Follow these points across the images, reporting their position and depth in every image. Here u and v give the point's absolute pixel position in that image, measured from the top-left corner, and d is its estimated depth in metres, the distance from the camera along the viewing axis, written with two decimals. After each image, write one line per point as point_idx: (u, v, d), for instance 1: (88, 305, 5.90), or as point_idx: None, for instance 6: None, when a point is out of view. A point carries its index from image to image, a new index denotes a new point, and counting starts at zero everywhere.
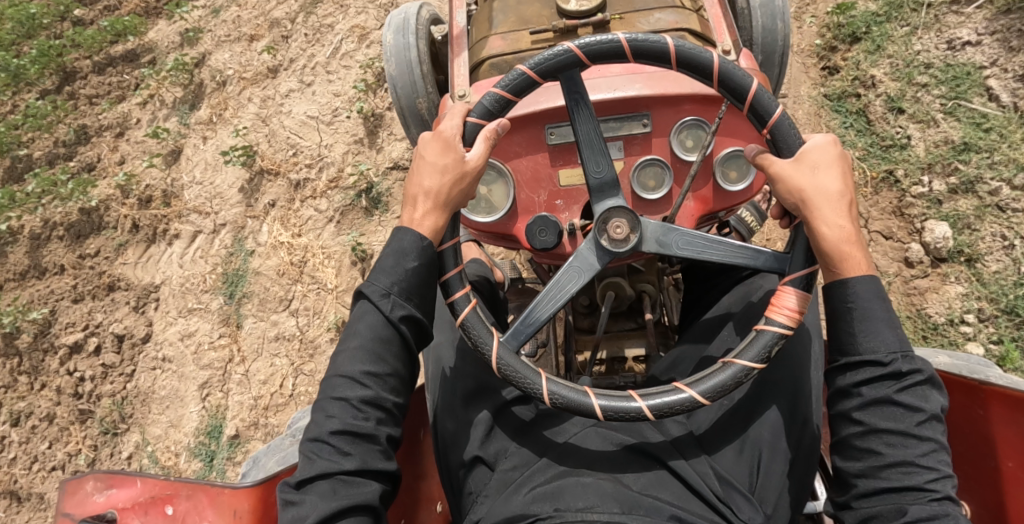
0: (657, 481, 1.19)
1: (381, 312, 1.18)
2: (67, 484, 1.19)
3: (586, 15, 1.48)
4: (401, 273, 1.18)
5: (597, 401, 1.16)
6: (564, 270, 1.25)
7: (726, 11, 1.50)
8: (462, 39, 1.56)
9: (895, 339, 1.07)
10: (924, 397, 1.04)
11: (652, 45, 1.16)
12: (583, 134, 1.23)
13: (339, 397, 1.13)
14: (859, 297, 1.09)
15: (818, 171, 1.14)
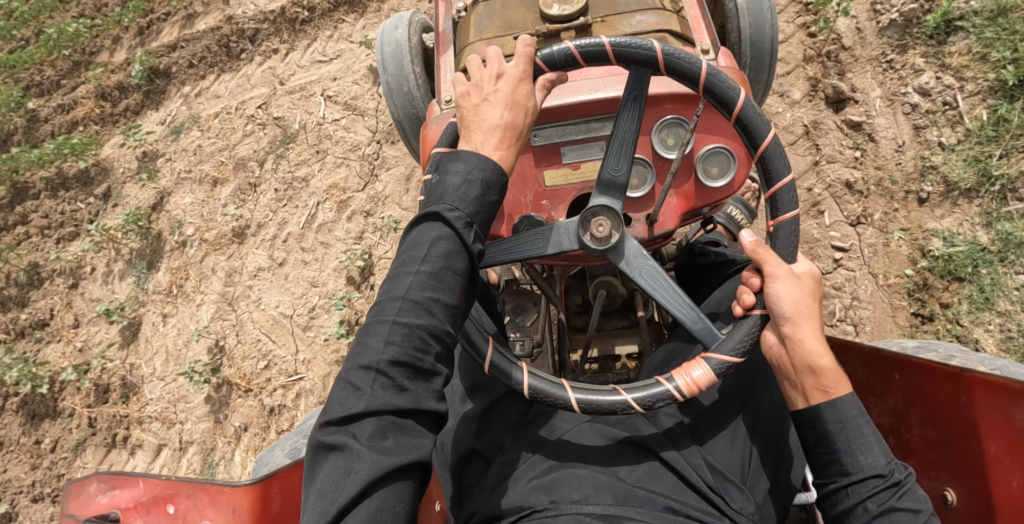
0: (650, 473, 1.23)
1: (445, 236, 1.10)
2: (71, 485, 1.23)
3: (569, 19, 1.52)
4: (478, 202, 1.12)
5: (575, 395, 1.21)
6: (542, 230, 1.28)
7: (704, 11, 1.57)
8: (447, 36, 1.68)
9: (883, 454, 1.12)
10: (917, 499, 1.09)
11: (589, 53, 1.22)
12: (620, 129, 1.26)
13: (401, 322, 1.06)
14: (848, 415, 1.14)
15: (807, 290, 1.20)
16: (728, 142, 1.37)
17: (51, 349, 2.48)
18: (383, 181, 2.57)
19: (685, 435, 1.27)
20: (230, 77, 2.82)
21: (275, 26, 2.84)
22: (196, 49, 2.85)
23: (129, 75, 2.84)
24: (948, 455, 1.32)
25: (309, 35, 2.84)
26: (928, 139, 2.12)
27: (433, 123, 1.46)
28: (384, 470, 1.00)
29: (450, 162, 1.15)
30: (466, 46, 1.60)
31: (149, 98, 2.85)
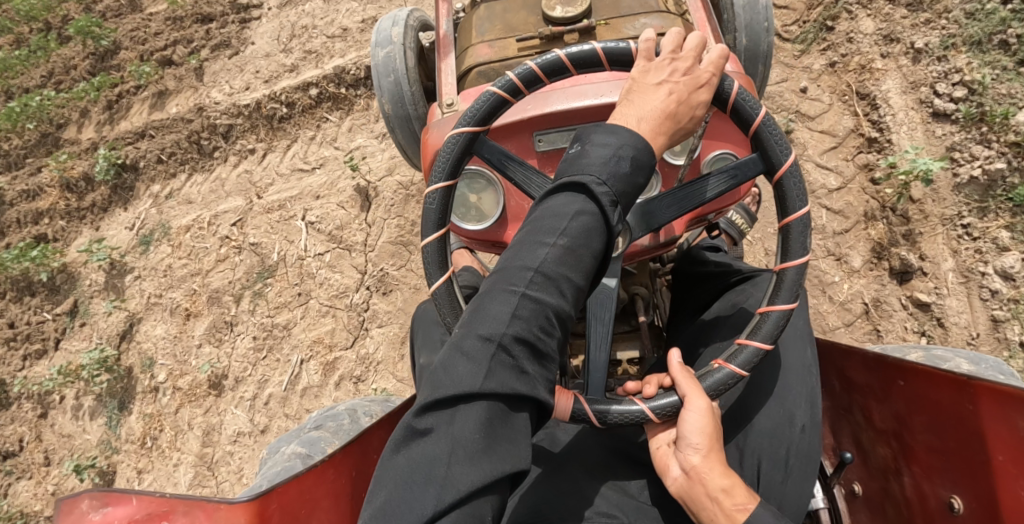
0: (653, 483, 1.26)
1: (585, 211, 1.05)
2: (62, 502, 1.19)
3: (572, 21, 1.49)
4: (627, 181, 1.06)
5: (644, 405, 1.18)
6: None
7: (709, 16, 1.53)
8: (448, 46, 1.60)
9: None
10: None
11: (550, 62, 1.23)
12: (709, 181, 1.23)
13: (530, 296, 1.01)
14: None
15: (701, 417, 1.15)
16: (735, 148, 1.36)
17: (20, 487, 2.42)
18: (375, 339, 2.36)
19: None
20: (202, 177, 2.70)
21: (251, 123, 2.71)
22: (164, 143, 2.71)
23: (92, 165, 2.74)
24: (955, 464, 1.31)
25: (290, 135, 2.71)
26: (1007, 337, 1.91)
27: (434, 126, 1.43)
28: (482, 460, 0.95)
29: (596, 133, 1.09)
30: (467, 49, 1.57)
31: (116, 191, 2.74)
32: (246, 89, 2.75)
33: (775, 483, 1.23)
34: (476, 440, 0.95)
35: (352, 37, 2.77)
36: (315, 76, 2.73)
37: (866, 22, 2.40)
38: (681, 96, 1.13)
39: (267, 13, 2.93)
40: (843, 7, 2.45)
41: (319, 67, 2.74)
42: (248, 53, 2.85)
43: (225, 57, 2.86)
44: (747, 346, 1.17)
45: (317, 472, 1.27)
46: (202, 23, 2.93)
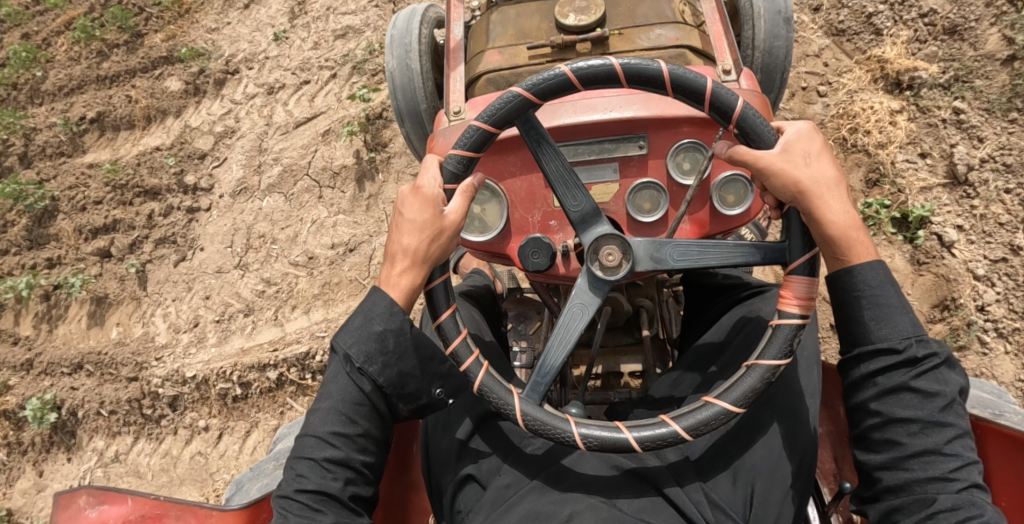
0: (651, 507, 1.20)
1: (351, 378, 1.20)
2: (60, 497, 1.23)
3: (585, 30, 1.46)
4: (368, 333, 1.19)
5: (631, 435, 1.15)
6: (568, 310, 1.22)
7: (727, 27, 1.48)
8: (459, 53, 1.54)
9: (908, 324, 1.09)
10: (940, 380, 1.06)
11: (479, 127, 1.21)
12: (552, 172, 1.23)
13: (307, 457, 1.16)
14: (866, 283, 1.11)
15: (805, 162, 1.13)
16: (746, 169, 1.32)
17: None
18: None
19: (691, 471, 1.23)
20: (150, 447, 2.40)
21: (200, 393, 2.39)
22: (104, 397, 2.40)
23: (28, 399, 2.44)
24: None
25: (248, 418, 2.36)
26: None
27: (440, 135, 1.40)
28: None
29: (354, 316, 1.21)
30: (478, 53, 1.55)
31: (57, 433, 2.46)
32: (192, 352, 2.45)
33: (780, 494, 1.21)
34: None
35: (318, 270, 2.50)
36: (272, 335, 2.44)
37: (1004, 363, 1.90)
38: (420, 218, 1.20)
39: (217, 203, 2.70)
40: (976, 335, 1.93)
41: (278, 327, 2.45)
42: (197, 262, 2.62)
43: (170, 264, 2.62)
44: (716, 404, 1.16)
45: None
46: (150, 200, 2.71)
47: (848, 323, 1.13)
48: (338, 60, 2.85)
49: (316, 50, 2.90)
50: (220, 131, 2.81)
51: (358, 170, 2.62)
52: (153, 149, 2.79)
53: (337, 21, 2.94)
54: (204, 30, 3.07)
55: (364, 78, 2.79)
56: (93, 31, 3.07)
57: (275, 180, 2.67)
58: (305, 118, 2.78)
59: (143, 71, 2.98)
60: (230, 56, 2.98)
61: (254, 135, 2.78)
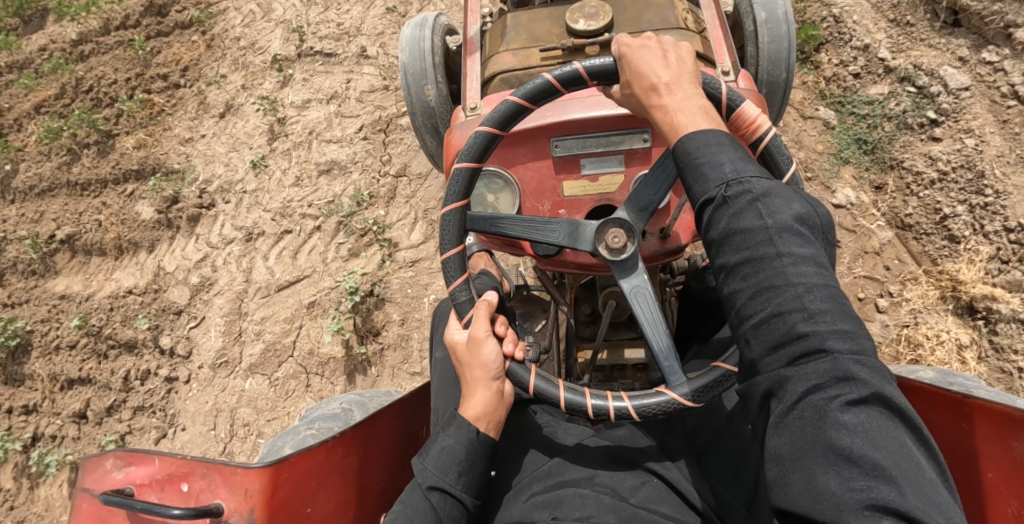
0: (656, 494, 1.27)
1: (425, 490, 1.24)
2: (87, 460, 1.28)
3: (595, 34, 1.56)
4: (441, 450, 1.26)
5: (630, 403, 1.24)
6: (633, 299, 1.29)
7: (726, 33, 1.58)
8: (476, 56, 1.65)
9: (727, 169, 1.05)
10: (762, 213, 1.00)
11: (478, 139, 1.32)
12: (517, 231, 1.36)
13: None
14: (694, 146, 1.09)
15: (636, 79, 1.18)
16: None
17: None
18: None
19: (682, 450, 1.35)
20: None
21: None
22: None
23: None
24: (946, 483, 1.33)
25: None
26: None
27: (457, 129, 1.50)
28: None
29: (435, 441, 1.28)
30: (493, 56, 1.64)
31: None
32: None
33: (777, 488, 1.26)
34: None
35: None
36: None
37: None
38: (465, 359, 1.33)
39: (196, 375, 2.43)
40: None
41: None
42: (179, 444, 2.36)
43: (149, 442, 2.36)
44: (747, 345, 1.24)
45: (329, 447, 1.32)
46: (126, 354, 2.45)
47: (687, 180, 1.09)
48: (322, 208, 2.59)
49: (298, 188, 2.64)
50: (196, 282, 2.54)
51: (347, 364, 2.37)
52: (125, 291, 2.52)
53: (321, 152, 2.70)
54: (177, 140, 2.81)
55: (351, 239, 2.54)
56: (60, 129, 2.76)
57: (257, 358, 2.40)
58: (287, 281, 2.50)
59: (114, 182, 2.72)
60: (206, 182, 2.71)
61: (232, 291, 2.51)
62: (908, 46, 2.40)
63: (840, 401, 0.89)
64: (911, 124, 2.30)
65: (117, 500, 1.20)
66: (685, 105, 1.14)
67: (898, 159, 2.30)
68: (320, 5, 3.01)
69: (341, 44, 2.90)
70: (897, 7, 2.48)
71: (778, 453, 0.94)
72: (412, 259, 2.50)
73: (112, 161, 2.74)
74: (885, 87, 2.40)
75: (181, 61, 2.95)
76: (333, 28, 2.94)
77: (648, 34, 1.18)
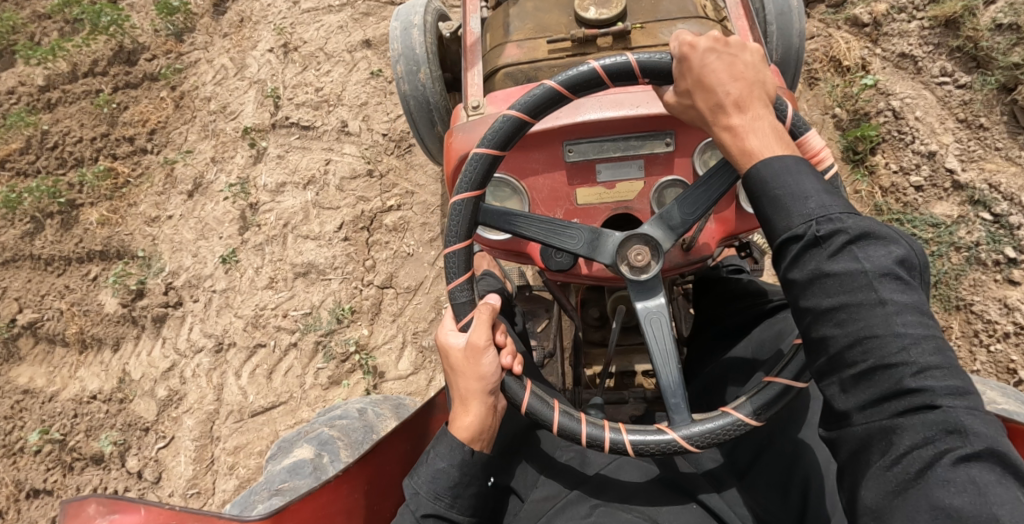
0: (693, 519, 1.19)
1: (418, 518, 1.13)
2: (70, 505, 1.17)
3: (606, 24, 1.42)
4: (432, 473, 1.14)
5: (629, 437, 1.12)
6: (647, 322, 1.19)
7: (751, 22, 1.46)
8: (477, 48, 1.49)
9: (817, 205, 0.98)
10: (859, 256, 0.94)
11: (504, 125, 1.18)
12: (537, 231, 1.23)
13: None
14: (777, 175, 1.02)
15: (702, 91, 1.10)
16: None
17: None
18: None
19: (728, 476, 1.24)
20: None
21: None
22: None
23: None
24: None
25: None
26: None
27: (460, 130, 1.37)
28: None
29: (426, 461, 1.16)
30: (495, 47, 1.51)
31: None
32: None
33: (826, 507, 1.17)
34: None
35: None
36: None
37: None
38: (458, 366, 1.17)
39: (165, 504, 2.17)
40: None
41: None
42: None
43: None
44: (775, 383, 1.13)
45: (330, 488, 1.22)
46: (92, 467, 2.25)
47: (766, 210, 1.03)
48: (299, 321, 2.32)
49: (273, 291, 2.37)
50: (163, 396, 2.29)
51: None
52: (89, 397, 2.33)
53: (296, 250, 2.41)
54: (142, 219, 2.55)
55: (330, 364, 2.26)
56: (18, 200, 2.56)
57: (230, 494, 2.13)
58: (262, 407, 2.24)
59: (78, 261, 2.51)
60: (172, 274, 2.44)
61: (201, 412, 2.25)
62: (981, 155, 2.06)
63: (951, 460, 0.85)
64: (984, 260, 1.95)
65: None
66: (757, 126, 1.07)
67: (966, 301, 1.96)
68: (299, 64, 2.70)
69: (320, 115, 2.61)
70: (968, 104, 2.13)
71: (872, 505, 0.90)
72: (401, 393, 2.25)
73: (75, 239, 2.53)
74: (953, 208, 2.05)
75: (149, 123, 2.68)
76: (310, 93, 2.65)
77: (711, 37, 1.08)
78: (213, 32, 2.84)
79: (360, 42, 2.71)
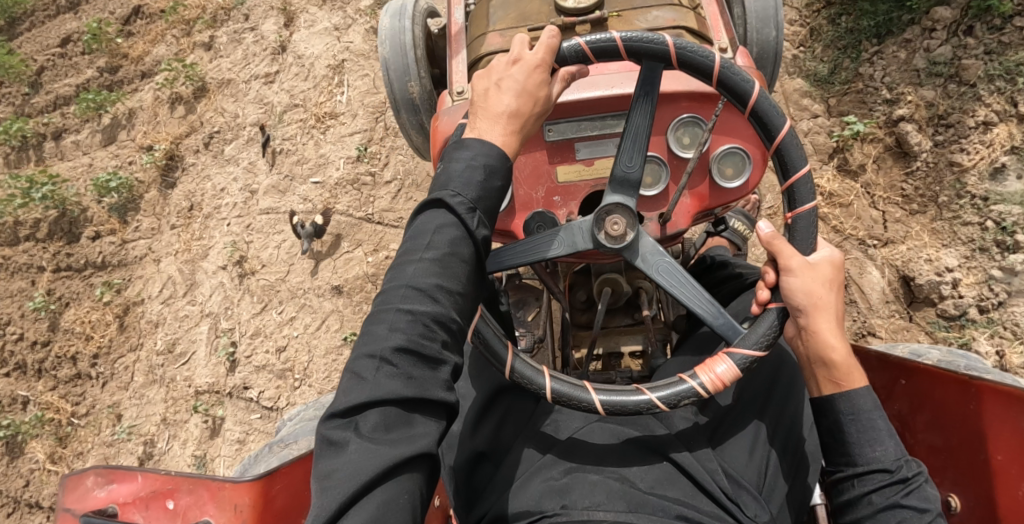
0: (664, 478, 1.20)
1: (469, 240, 1.07)
2: (68, 479, 1.20)
3: (584, 12, 1.48)
4: (486, 189, 1.09)
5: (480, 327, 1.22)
6: (552, 234, 1.27)
7: (723, 9, 1.52)
8: (461, 36, 1.59)
9: (895, 447, 1.08)
10: (929, 496, 1.04)
11: (742, 82, 1.18)
12: (634, 123, 1.23)
13: (407, 311, 1.01)
14: (860, 409, 1.11)
15: (830, 288, 1.13)
16: (745, 143, 1.36)
17: None
18: None
19: (699, 436, 1.25)
20: None
21: None
22: None
23: None
24: (956, 465, 1.31)
25: None
26: None
27: (444, 114, 1.43)
28: (386, 463, 0.93)
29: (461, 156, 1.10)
30: (479, 37, 1.58)
31: None
32: None
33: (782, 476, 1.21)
34: (363, 439, 0.94)
35: None
36: None
37: None
38: (526, 91, 1.15)
39: None
40: None
41: None
42: None
43: None
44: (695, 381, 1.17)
45: None
46: None
47: (835, 443, 1.12)
48: None
49: None
50: None
51: None
52: None
53: None
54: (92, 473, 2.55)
55: None
56: None
57: None
58: None
59: (30, 505, 2.55)
60: None
61: None
62: None
63: None
64: None
65: (100, 522, 1.13)
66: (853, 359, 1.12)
67: None
68: (257, 298, 2.50)
69: (284, 387, 2.36)
70: None
71: None
72: None
73: (21, 477, 2.58)
74: None
75: (91, 343, 2.69)
76: (271, 354, 2.41)
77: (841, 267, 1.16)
78: (160, 217, 2.85)
79: (330, 286, 2.45)
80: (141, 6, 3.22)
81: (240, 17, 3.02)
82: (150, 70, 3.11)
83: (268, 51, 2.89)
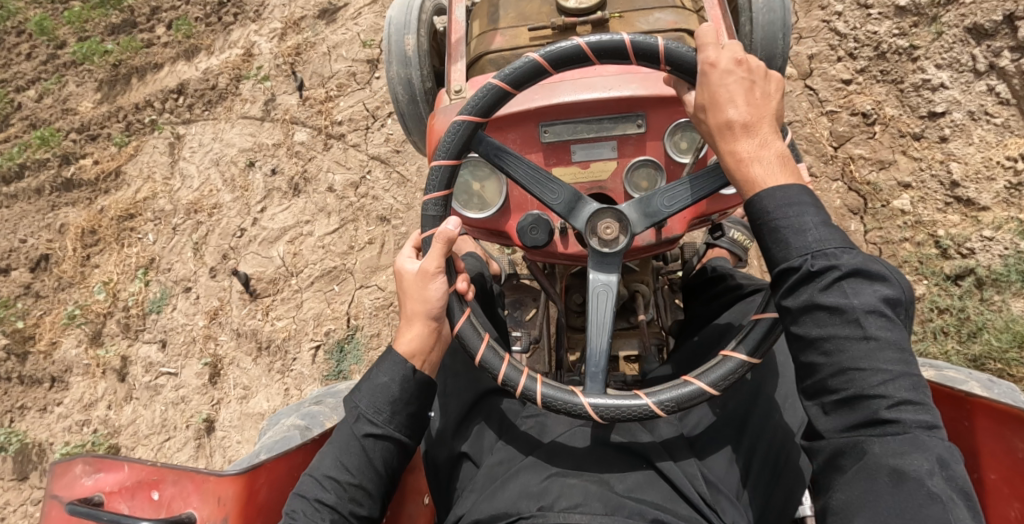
0: (646, 481, 1.19)
1: (359, 437, 1.20)
2: (57, 465, 1.21)
3: (586, 12, 1.47)
4: (376, 389, 1.22)
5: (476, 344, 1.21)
6: (591, 300, 1.21)
7: (726, 13, 1.50)
8: (460, 47, 1.53)
9: (808, 240, 1.03)
10: (847, 292, 0.99)
11: (523, 68, 1.19)
12: (521, 175, 1.27)
13: (305, 496, 1.16)
14: (770, 209, 1.06)
15: (724, 100, 1.11)
16: None
17: None
18: None
19: (684, 447, 1.24)
20: None
21: None
22: None
23: None
24: None
25: None
26: None
27: (442, 112, 1.43)
28: None
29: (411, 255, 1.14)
30: (479, 36, 1.58)
31: None
32: None
33: (761, 490, 1.20)
34: None
35: None
36: None
37: None
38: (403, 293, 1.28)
39: None
40: None
41: None
42: None
43: None
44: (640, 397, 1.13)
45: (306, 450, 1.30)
46: None
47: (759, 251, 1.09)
48: None
49: None
50: None
51: None
52: None
53: None
54: None
55: None
56: None
57: None
58: None
59: None
60: None
61: None
62: None
63: (919, 467, 0.92)
64: None
65: (85, 510, 1.13)
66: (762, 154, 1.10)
67: None
68: None
69: None
70: None
71: (843, 497, 0.98)
72: None
73: None
74: None
75: None
76: None
77: (735, 56, 1.12)
78: None
79: None
80: (50, 255, 2.80)
81: (156, 336, 2.63)
82: (62, 373, 2.69)
83: (190, 431, 2.49)
